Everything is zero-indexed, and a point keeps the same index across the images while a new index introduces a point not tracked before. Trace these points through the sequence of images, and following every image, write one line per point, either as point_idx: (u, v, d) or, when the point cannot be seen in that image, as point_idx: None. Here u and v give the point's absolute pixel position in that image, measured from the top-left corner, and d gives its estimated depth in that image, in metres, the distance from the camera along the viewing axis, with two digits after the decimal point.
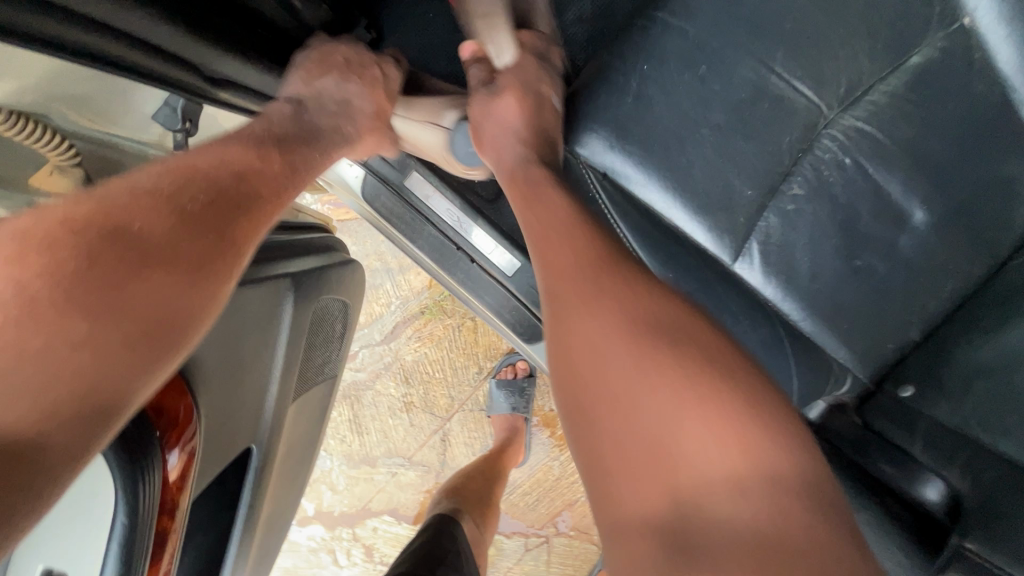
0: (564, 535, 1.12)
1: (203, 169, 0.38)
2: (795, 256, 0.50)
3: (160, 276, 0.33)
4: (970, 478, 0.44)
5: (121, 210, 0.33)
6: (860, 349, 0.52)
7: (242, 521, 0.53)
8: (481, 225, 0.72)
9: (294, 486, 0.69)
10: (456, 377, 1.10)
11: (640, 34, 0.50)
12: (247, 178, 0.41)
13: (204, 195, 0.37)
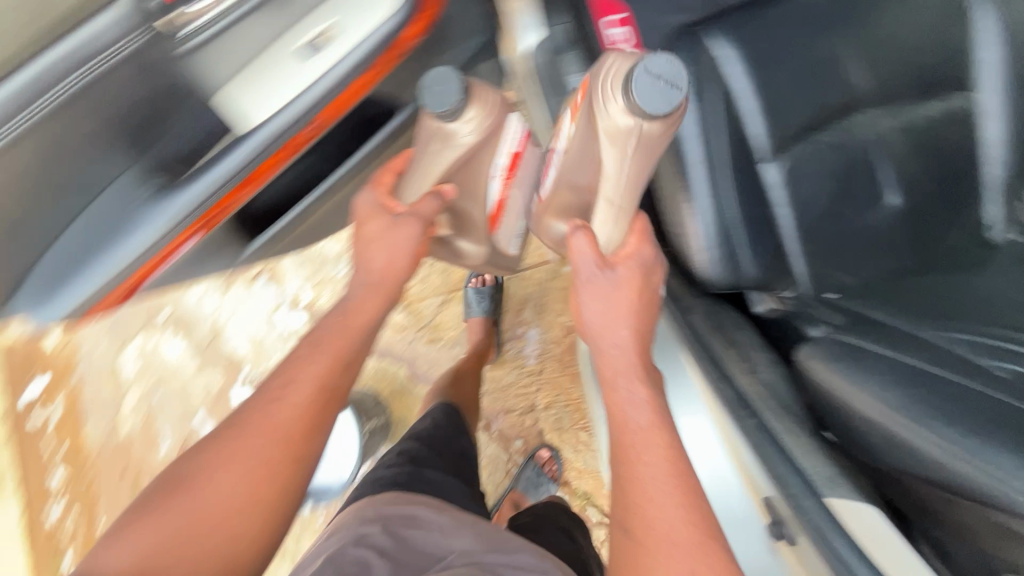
0: (490, 433, 1.55)
1: (228, 443, 0.66)
2: (801, 179, 0.80)
3: (211, 519, 0.62)
4: (846, 319, 0.80)
5: (164, 512, 0.62)
6: (815, 268, 0.81)
7: (294, 214, 0.88)
8: None
9: (324, 222, 1.01)
10: None
11: (771, 18, 0.80)
12: (257, 417, 0.66)
13: (293, 396, 0.68)
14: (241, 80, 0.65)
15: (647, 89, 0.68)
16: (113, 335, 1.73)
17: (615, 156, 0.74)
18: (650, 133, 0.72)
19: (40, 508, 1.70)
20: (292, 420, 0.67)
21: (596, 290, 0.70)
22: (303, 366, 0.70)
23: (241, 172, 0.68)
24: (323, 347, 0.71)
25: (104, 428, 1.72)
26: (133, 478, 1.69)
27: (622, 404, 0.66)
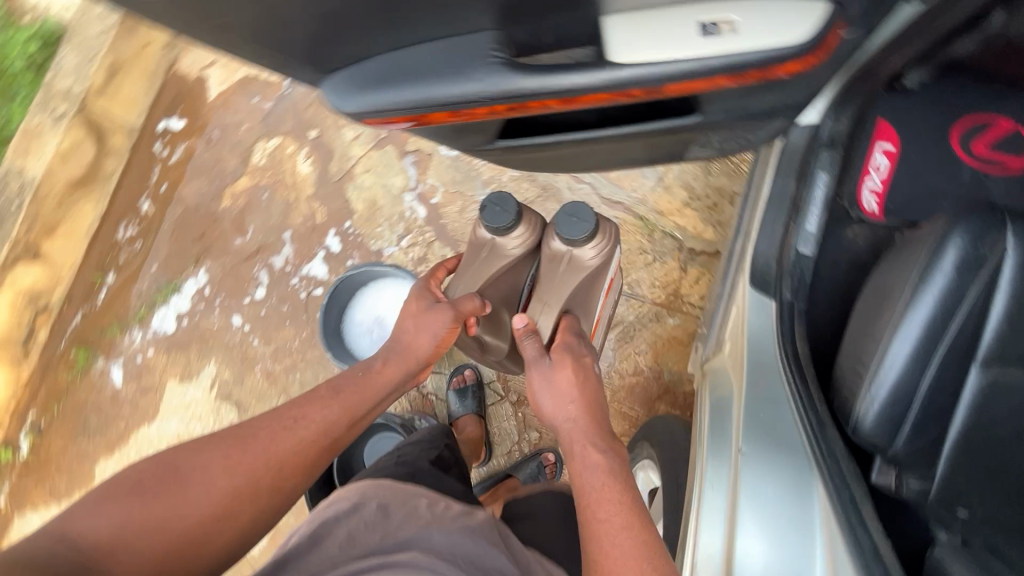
0: (513, 410, 1.61)
1: (235, 454, 0.86)
2: (1000, 400, 0.80)
3: (190, 512, 0.80)
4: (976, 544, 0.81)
5: (155, 499, 0.79)
6: (956, 478, 0.82)
7: (539, 141, 0.90)
8: (812, 219, 1.08)
9: (544, 163, 1.06)
10: (654, 249, 1.64)
11: None
12: (272, 441, 0.90)
13: (303, 429, 0.93)
14: (631, 17, 0.67)
15: (566, 220, 1.15)
16: (262, 125, 1.80)
17: (565, 271, 1.18)
18: (578, 253, 1.17)
19: (115, 225, 1.79)
20: (295, 452, 0.91)
21: (542, 383, 1.09)
22: (315, 406, 0.97)
23: (583, 92, 0.70)
24: (342, 395, 1.00)
25: (205, 194, 1.79)
26: (201, 249, 1.77)
27: (579, 477, 0.94)
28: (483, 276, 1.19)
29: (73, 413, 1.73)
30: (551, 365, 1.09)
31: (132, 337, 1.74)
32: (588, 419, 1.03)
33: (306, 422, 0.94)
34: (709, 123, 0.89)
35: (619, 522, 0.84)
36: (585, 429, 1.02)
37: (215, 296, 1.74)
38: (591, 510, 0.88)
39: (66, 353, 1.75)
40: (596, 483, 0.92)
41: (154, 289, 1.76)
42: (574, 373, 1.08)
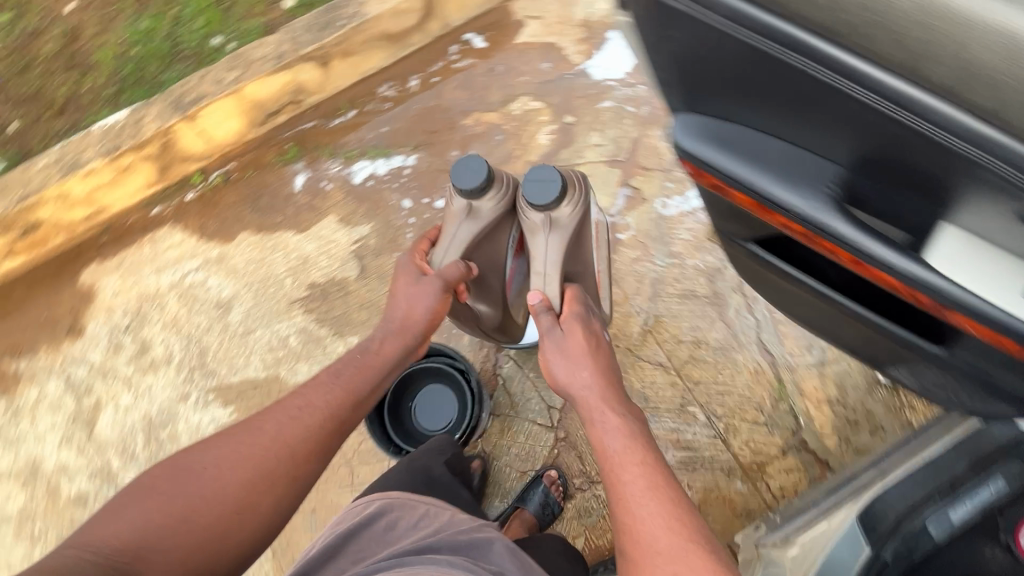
0: (551, 445, 1.63)
1: (246, 448, 0.96)
2: None
3: (211, 504, 0.88)
4: None
5: (166, 495, 0.87)
6: None
7: (783, 265, 0.93)
8: (957, 509, 0.99)
9: (760, 283, 1.08)
10: (769, 414, 1.58)
11: None
12: (286, 438, 0.99)
13: (310, 415, 1.05)
14: (971, 240, 0.66)
15: (538, 185, 1.38)
16: (537, 85, 1.98)
17: (543, 235, 1.39)
18: (556, 214, 1.39)
19: (383, 80, 2.04)
20: (304, 438, 1.01)
21: (560, 356, 1.24)
22: (316, 393, 1.10)
23: (878, 267, 0.73)
24: (344, 378, 1.14)
25: (459, 105, 1.99)
26: (425, 141, 1.97)
27: (600, 440, 1.07)
28: (467, 240, 1.39)
29: (254, 185, 1.99)
30: (561, 334, 1.26)
31: (333, 165, 1.99)
32: (599, 385, 1.18)
33: (316, 415, 1.05)
34: (942, 363, 0.87)
35: (642, 484, 0.96)
36: (599, 396, 1.15)
37: (409, 180, 1.93)
38: (619, 474, 0.99)
39: (283, 142, 2.02)
40: (618, 447, 1.04)
41: (373, 144, 1.99)
42: (583, 339, 1.25)
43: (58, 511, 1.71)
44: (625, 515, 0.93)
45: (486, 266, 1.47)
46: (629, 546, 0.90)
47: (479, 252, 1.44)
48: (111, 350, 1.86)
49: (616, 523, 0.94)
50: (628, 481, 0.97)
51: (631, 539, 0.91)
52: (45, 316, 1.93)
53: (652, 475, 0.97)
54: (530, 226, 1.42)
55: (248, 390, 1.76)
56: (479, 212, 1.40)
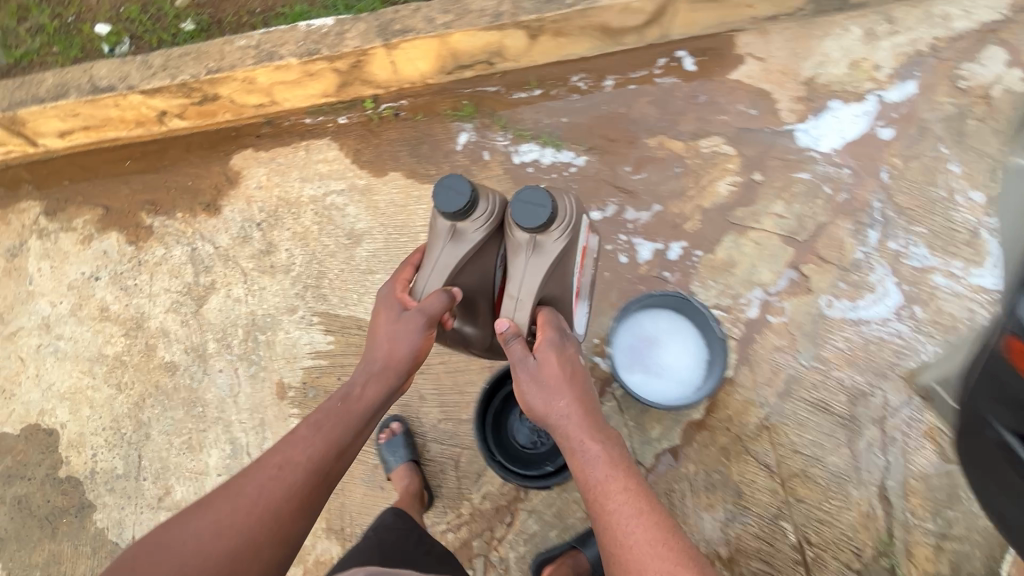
0: None
1: (218, 517, 1.03)
2: None
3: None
4: None
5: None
6: None
7: None
8: None
9: None
10: (865, 562, 1.46)
11: None
12: (261, 496, 1.07)
13: (290, 472, 1.11)
14: None
15: (524, 208, 1.32)
16: (736, 130, 1.84)
17: (525, 257, 1.36)
18: (543, 238, 1.35)
19: (578, 69, 1.94)
20: (285, 499, 1.08)
21: (541, 394, 1.28)
22: (298, 446, 1.15)
23: None
24: (322, 433, 1.19)
25: (647, 121, 1.88)
26: (601, 146, 1.87)
27: (583, 470, 1.19)
28: (450, 265, 1.38)
29: (418, 130, 1.95)
30: (537, 365, 1.29)
31: (501, 138, 1.92)
32: (578, 410, 1.26)
33: (292, 472, 1.11)
34: None
35: (626, 509, 1.11)
36: (577, 425, 1.24)
37: (571, 179, 1.85)
38: (604, 501, 1.13)
39: (460, 98, 1.97)
40: (602, 475, 1.17)
41: (547, 131, 1.91)
42: (562, 365, 1.30)
43: (147, 371, 1.77)
44: (616, 543, 1.08)
45: (471, 286, 1.45)
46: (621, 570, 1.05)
47: (465, 274, 1.42)
48: (239, 239, 1.89)
49: (605, 545, 1.10)
50: (612, 504, 1.12)
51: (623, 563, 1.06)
52: (191, 183, 1.98)
53: (634, 503, 1.12)
54: (516, 247, 1.38)
55: (352, 328, 1.76)
56: (463, 236, 1.37)
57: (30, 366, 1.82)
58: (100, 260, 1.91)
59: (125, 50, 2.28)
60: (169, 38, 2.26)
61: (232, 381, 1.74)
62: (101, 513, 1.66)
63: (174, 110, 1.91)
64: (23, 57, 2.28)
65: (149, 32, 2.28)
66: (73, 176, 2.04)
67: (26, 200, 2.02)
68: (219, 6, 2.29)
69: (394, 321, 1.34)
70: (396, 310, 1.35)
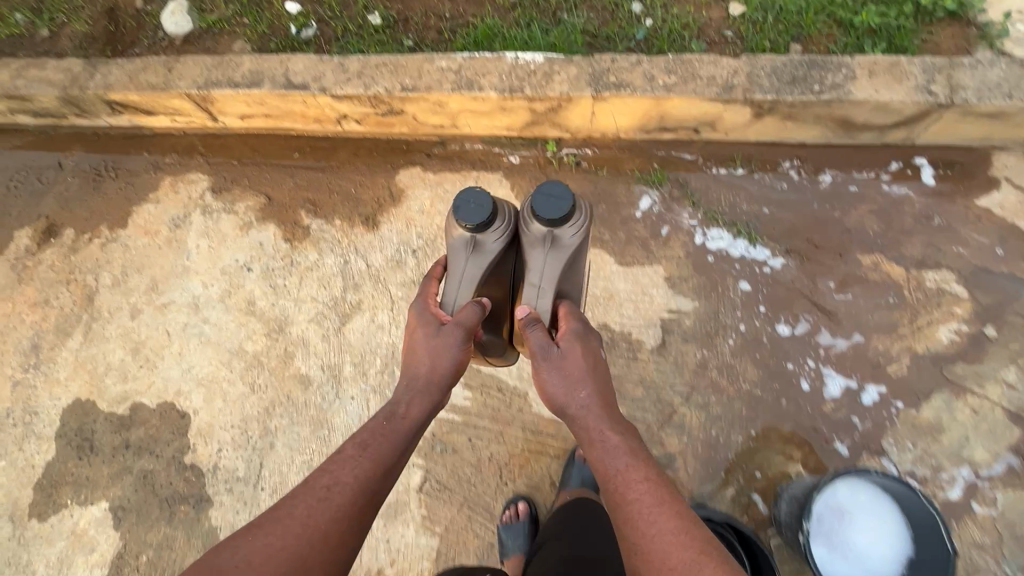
0: None
1: (273, 540, 0.93)
2: None
3: None
4: None
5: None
6: None
7: None
8: None
9: None
10: None
11: None
12: (316, 515, 0.98)
13: (339, 492, 1.02)
14: None
15: (541, 204, 1.36)
16: (972, 268, 1.57)
17: (545, 251, 1.38)
18: (560, 232, 1.38)
19: (793, 155, 1.72)
20: (336, 519, 0.98)
21: (560, 377, 1.18)
22: (343, 468, 1.05)
23: None
24: (370, 451, 1.10)
25: (864, 233, 1.64)
26: (803, 249, 1.65)
27: (602, 461, 1.08)
28: (478, 274, 1.39)
29: (598, 186, 1.80)
30: (560, 354, 1.20)
31: (689, 214, 1.73)
32: (601, 403, 1.16)
33: (348, 491, 1.03)
34: None
35: (651, 501, 1.00)
36: (598, 417, 1.14)
37: (761, 280, 1.64)
38: (625, 490, 1.02)
39: (651, 159, 1.79)
40: (623, 464, 1.06)
41: (742, 219, 1.70)
42: (585, 352, 1.22)
43: (282, 378, 1.75)
44: (636, 541, 0.96)
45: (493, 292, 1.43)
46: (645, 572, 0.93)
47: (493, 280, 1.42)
48: (392, 263, 1.82)
49: (632, 543, 0.97)
50: (637, 495, 1.01)
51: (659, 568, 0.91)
52: (354, 191, 1.93)
53: (665, 499, 1.01)
54: (536, 247, 1.39)
55: (492, 388, 1.65)
56: (488, 243, 1.40)
57: (175, 343, 1.85)
58: (255, 250, 1.91)
59: (311, 34, 2.22)
60: (354, 28, 2.21)
61: (362, 411, 1.69)
62: (216, 510, 1.68)
63: (355, 116, 1.85)
64: (214, 23, 2.25)
65: (336, 19, 2.22)
66: (242, 156, 2.04)
67: (195, 172, 2.04)
68: (409, 3, 2.22)
69: (428, 330, 1.28)
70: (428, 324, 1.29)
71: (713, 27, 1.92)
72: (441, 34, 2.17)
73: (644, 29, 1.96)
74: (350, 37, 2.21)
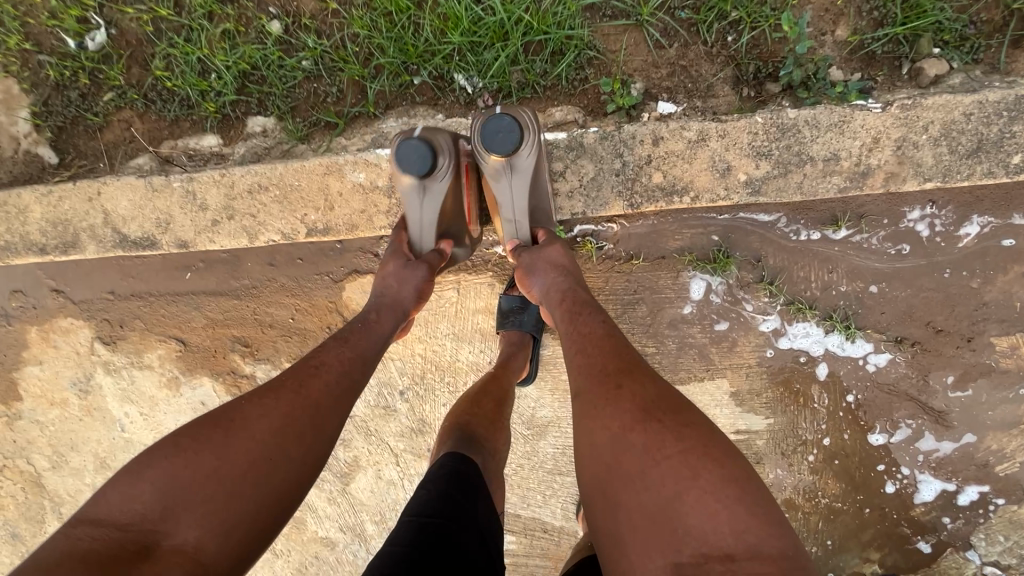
0: None
1: (267, 397, 0.79)
2: None
3: (228, 458, 0.73)
4: None
5: (189, 439, 0.74)
6: None
7: None
8: None
9: None
10: None
11: None
12: (301, 388, 0.81)
13: (328, 371, 0.85)
14: None
15: (491, 134, 0.97)
16: None
17: (509, 188, 1.03)
18: (522, 161, 1.01)
19: (923, 201, 1.14)
20: (325, 394, 0.82)
21: (536, 263, 1.02)
22: (332, 350, 0.89)
23: None
24: (350, 342, 0.92)
25: (1007, 307, 1.19)
26: (919, 338, 1.22)
27: (556, 300, 0.96)
28: (433, 224, 1.06)
29: (634, 275, 1.25)
30: (533, 250, 1.03)
31: (762, 307, 1.24)
32: (567, 274, 1.00)
33: (333, 373, 0.85)
34: None
35: (596, 325, 0.88)
36: (556, 273, 1.00)
37: (857, 384, 1.27)
38: (572, 314, 0.92)
39: (709, 231, 1.21)
40: (571, 298, 0.95)
41: (838, 304, 1.22)
42: (566, 253, 1.02)
43: (301, 542, 1.54)
44: (578, 352, 0.85)
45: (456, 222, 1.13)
46: (581, 375, 0.82)
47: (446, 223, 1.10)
48: (379, 410, 1.43)
49: (572, 360, 0.85)
50: (585, 321, 0.89)
51: (597, 386, 0.78)
52: (292, 320, 1.39)
53: (615, 332, 0.87)
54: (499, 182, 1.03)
55: (536, 530, 1.45)
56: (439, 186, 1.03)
57: None
58: (200, 413, 1.48)
59: (103, 40, 1.29)
60: (170, 14, 1.26)
61: None
62: None
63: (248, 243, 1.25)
64: None
65: (134, 2, 1.26)
66: (120, 286, 1.43)
67: (67, 317, 1.47)
68: None
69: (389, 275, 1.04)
70: (388, 270, 1.04)
71: None
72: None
73: None
74: (169, 32, 1.27)
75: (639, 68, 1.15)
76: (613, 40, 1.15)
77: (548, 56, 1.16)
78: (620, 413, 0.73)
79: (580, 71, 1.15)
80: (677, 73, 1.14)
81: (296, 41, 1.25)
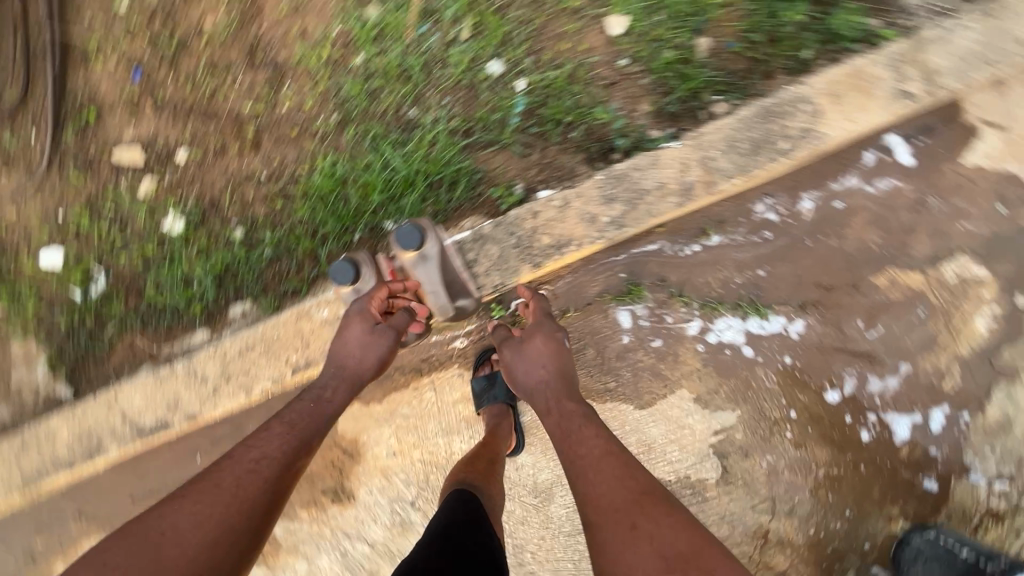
0: None
1: (204, 500, 0.95)
2: None
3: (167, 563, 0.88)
4: None
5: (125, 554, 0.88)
6: None
7: None
8: None
9: None
10: None
11: None
12: (240, 485, 0.99)
13: (266, 467, 1.03)
14: None
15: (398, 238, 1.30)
16: (985, 241, 1.41)
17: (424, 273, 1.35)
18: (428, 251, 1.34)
19: (762, 196, 1.44)
20: (262, 488, 1.00)
21: (519, 360, 1.25)
22: (271, 443, 1.07)
23: None
24: (292, 430, 1.11)
25: (868, 251, 1.44)
26: (817, 299, 1.44)
27: (556, 425, 1.13)
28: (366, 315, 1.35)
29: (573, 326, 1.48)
30: (518, 342, 1.27)
31: (683, 316, 1.46)
32: (558, 383, 1.20)
33: (271, 466, 1.04)
34: None
35: (599, 451, 1.04)
36: (555, 394, 1.19)
37: (790, 353, 1.45)
38: (573, 442, 1.08)
39: (616, 271, 1.46)
40: (572, 420, 1.12)
41: (742, 294, 1.45)
42: (546, 342, 1.25)
43: None
44: (587, 484, 1.00)
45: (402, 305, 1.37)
46: (596, 512, 0.96)
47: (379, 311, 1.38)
48: (397, 529, 1.50)
49: (582, 492, 1.00)
50: (589, 444, 1.06)
51: (611, 524, 0.93)
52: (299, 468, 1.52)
53: (617, 453, 1.04)
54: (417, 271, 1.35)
55: None
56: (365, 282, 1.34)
57: None
58: None
59: (103, 286, 1.59)
60: (155, 249, 1.58)
61: None
62: None
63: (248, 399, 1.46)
64: None
65: (125, 250, 1.59)
66: (140, 490, 1.56)
67: (93, 539, 1.55)
68: (204, 180, 1.60)
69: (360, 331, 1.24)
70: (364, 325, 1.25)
71: (603, 62, 1.48)
72: (270, 203, 1.59)
73: (522, 97, 1.49)
74: (155, 264, 1.58)
75: (517, 174, 1.50)
76: (491, 162, 1.51)
77: (447, 188, 1.51)
78: (647, 558, 0.87)
79: (475, 189, 1.51)
80: (545, 169, 1.50)
81: (256, 239, 1.58)
